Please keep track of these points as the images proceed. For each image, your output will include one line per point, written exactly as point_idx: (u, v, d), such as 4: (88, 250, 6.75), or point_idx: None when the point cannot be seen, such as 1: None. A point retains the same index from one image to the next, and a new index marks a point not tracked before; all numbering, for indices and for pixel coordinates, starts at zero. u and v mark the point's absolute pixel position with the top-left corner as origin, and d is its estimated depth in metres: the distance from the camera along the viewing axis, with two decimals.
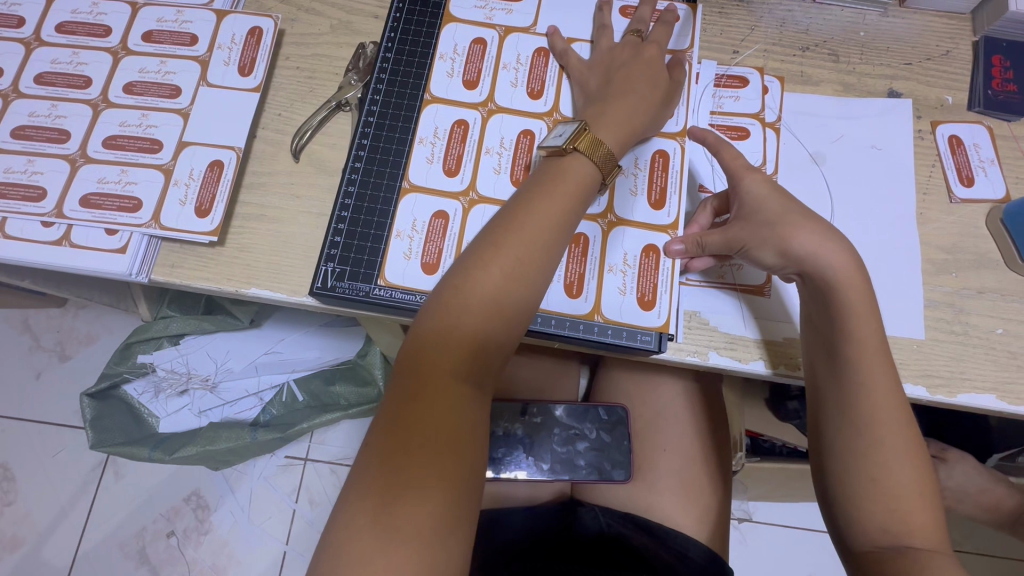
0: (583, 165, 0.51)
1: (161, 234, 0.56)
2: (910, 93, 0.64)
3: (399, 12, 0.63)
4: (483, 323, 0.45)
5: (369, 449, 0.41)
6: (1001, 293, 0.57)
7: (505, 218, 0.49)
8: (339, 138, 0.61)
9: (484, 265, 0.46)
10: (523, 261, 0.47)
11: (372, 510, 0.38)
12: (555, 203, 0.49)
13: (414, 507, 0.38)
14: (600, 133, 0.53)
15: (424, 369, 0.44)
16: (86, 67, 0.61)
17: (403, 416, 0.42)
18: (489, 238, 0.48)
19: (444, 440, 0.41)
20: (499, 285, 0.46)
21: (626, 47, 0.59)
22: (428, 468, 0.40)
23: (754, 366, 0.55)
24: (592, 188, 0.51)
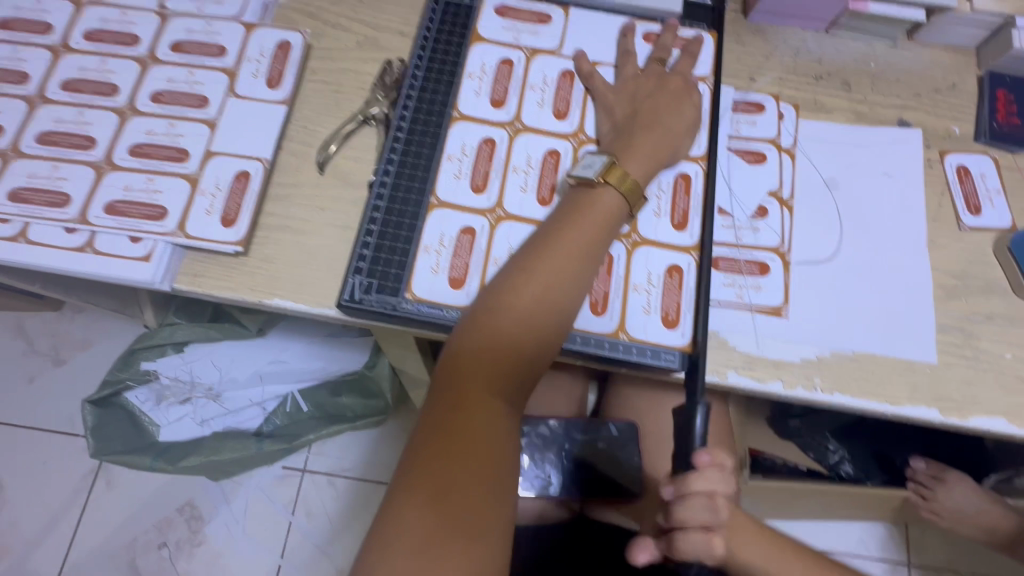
0: (613, 198, 0.53)
1: (186, 243, 0.56)
2: (919, 123, 0.66)
3: (428, 31, 0.65)
4: (518, 346, 0.47)
5: (410, 458, 0.43)
6: (1010, 319, 0.59)
7: (536, 243, 0.51)
8: (364, 152, 0.62)
9: (516, 288, 0.48)
10: (553, 285, 0.48)
11: (414, 512, 0.40)
12: (586, 229, 0.51)
13: (454, 515, 0.40)
14: (628, 164, 0.55)
15: (463, 384, 0.45)
16: (113, 75, 0.61)
17: (443, 429, 0.44)
18: (520, 263, 0.50)
19: (486, 451, 0.43)
20: (533, 310, 0.47)
21: (650, 77, 0.61)
22: (471, 471, 0.42)
23: (773, 386, 0.56)
24: (622, 215, 0.53)
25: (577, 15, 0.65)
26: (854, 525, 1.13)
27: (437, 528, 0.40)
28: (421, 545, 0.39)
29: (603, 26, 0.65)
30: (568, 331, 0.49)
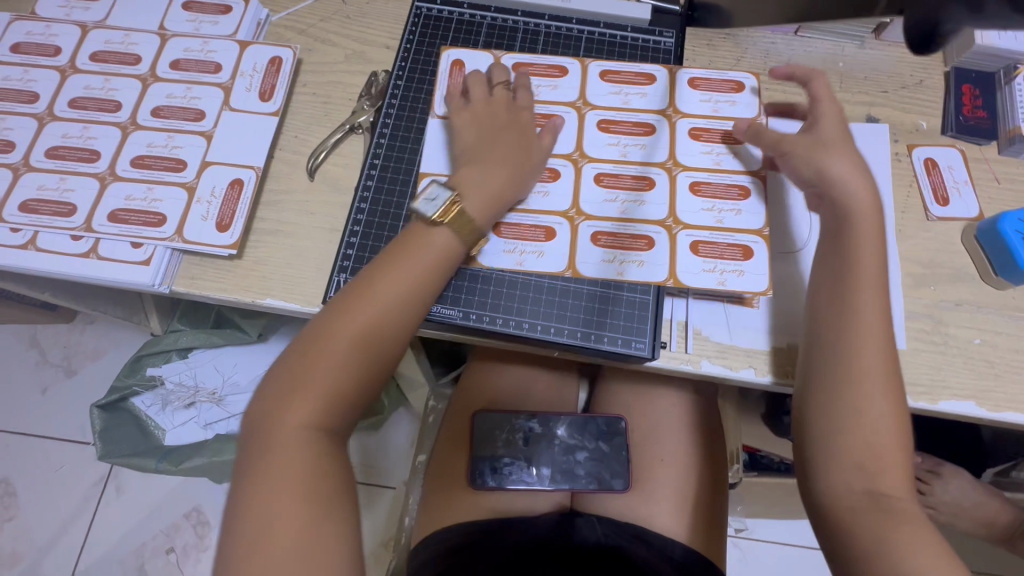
0: (437, 237, 0.54)
1: (184, 247, 0.59)
2: (887, 119, 0.68)
3: (409, 43, 0.69)
4: (314, 375, 0.49)
5: (234, 485, 0.46)
6: (978, 305, 0.61)
7: (360, 280, 0.52)
8: (351, 159, 0.65)
9: (337, 322, 0.50)
10: (370, 323, 0.50)
11: (252, 530, 0.43)
12: (406, 269, 0.52)
13: (276, 534, 0.42)
14: (468, 203, 0.55)
15: (269, 419, 0.47)
16: (116, 93, 0.65)
17: (257, 457, 0.46)
18: (347, 290, 0.52)
19: (302, 448, 0.46)
20: (329, 344, 0.49)
21: (500, 104, 0.62)
22: (301, 462, 0.46)
23: (745, 373, 0.58)
24: (456, 253, 0.55)
25: (551, 28, 0.70)
26: None
27: (279, 539, 0.42)
28: (259, 556, 0.42)
29: (577, 38, 0.69)
30: (316, 367, 0.49)
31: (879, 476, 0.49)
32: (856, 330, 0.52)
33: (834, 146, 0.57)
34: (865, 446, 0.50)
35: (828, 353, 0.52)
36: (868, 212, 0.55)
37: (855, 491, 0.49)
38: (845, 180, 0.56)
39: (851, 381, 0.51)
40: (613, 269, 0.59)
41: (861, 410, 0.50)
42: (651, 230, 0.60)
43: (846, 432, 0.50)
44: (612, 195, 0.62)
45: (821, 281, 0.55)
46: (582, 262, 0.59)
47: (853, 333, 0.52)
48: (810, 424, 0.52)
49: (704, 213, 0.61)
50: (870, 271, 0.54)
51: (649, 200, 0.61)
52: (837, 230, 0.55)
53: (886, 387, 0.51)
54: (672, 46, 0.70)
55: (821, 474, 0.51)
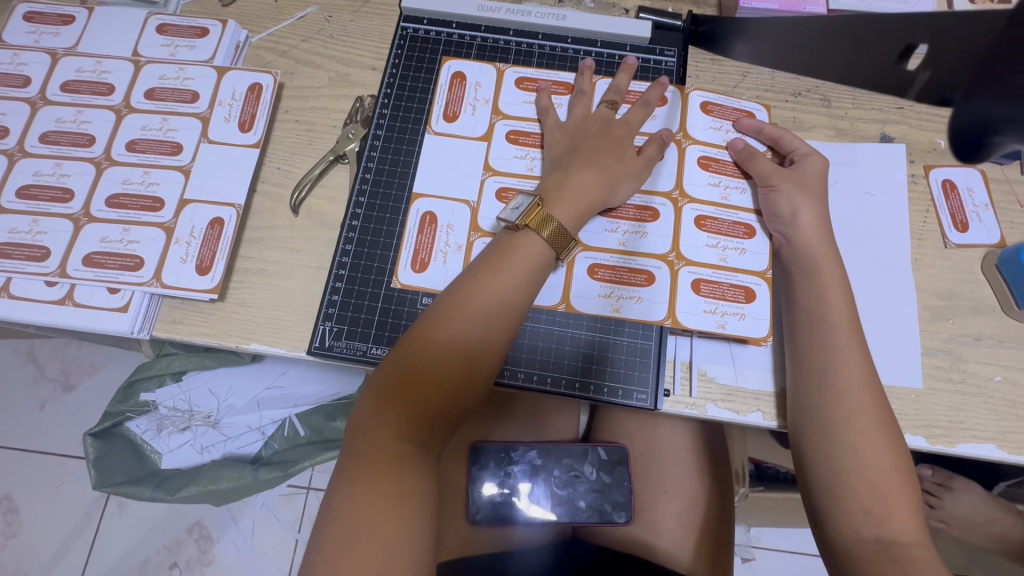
0: (533, 242, 0.51)
1: (163, 292, 0.57)
2: (902, 138, 0.65)
3: (396, 67, 0.65)
4: (437, 386, 0.46)
5: (328, 489, 0.43)
6: (999, 340, 0.57)
7: (455, 287, 0.50)
8: (336, 192, 0.62)
9: (432, 332, 0.47)
10: (472, 334, 0.48)
11: (339, 533, 0.40)
12: (504, 276, 0.49)
13: (357, 540, 0.39)
14: (555, 209, 0.52)
15: (367, 425, 0.45)
16: (90, 126, 0.62)
17: (350, 464, 0.44)
18: (447, 297, 0.49)
19: (392, 485, 0.42)
20: (429, 354, 0.47)
21: (598, 120, 0.59)
22: (396, 501, 0.42)
23: (753, 417, 0.55)
24: (547, 260, 0.51)
25: (545, 48, 0.65)
26: None
27: (365, 550, 0.39)
28: (346, 564, 0.38)
29: (574, 57, 0.65)
30: (484, 380, 0.48)
31: (888, 520, 0.46)
32: (835, 367, 0.50)
33: (804, 186, 0.57)
34: (869, 488, 0.47)
35: (806, 391, 0.51)
36: (827, 252, 0.55)
37: (865, 538, 0.46)
38: (806, 218, 0.56)
39: (836, 419, 0.49)
40: (611, 306, 0.56)
41: (861, 448, 0.48)
42: (651, 265, 0.57)
43: (844, 474, 0.48)
44: (612, 224, 0.58)
45: (795, 318, 0.54)
46: (577, 296, 0.56)
47: (830, 370, 0.51)
48: (810, 467, 0.50)
49: (708, 249, 0.58)
50: (833, 300, 0.53)
51: (651, 232, 0.58)
52: (802, 266, 0.55)
53: (880, 424, 0.49)
54: (674, 65, 0.66)
55: (828, 519, 0.48)
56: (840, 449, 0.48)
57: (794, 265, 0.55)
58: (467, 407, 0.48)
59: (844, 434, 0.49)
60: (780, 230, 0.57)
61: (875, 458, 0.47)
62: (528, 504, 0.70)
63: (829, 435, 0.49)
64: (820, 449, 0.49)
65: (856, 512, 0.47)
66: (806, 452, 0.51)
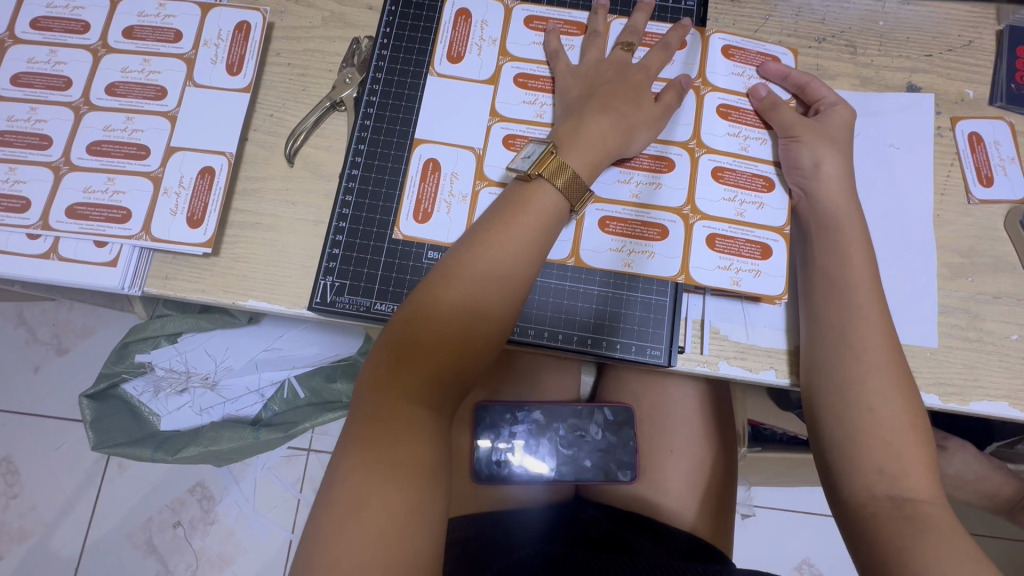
0: (547, 195, 0.48)
1: (153, 246, 0.54)
2: (930, 87, 0.61)
3: (395, 5, 0.60)
4: (446, 346, 0.44)
5: (335, 451, 0.42)
6: (1017, 298, 0.56)
7: (464, 244, 0.47)
8: (334, 140, 0.58)
9: (440, 290, 0.45)
10: (482, 292, 0.45)
11: (350, 496, 0.39)
12: (517, 232, 0.47)
13: (370, 501, 0.39)
14: (570, 156, 0.50)
15: (376, 386, 0.43)
16: (65, 67, 0.58)
17: (359, 427, 0.42)
18: (456, 253, 0.47)
19: (401, 449, 0.41)
20: (438, 313, 0.45)
21: (614, 64, 0.55)
22: (405, 464, 0.41)
23: (766, 375, 0.54)
24: (562, 215, 0.49)
25: None
26: None
27: (376, 514, 0.38)
28: (356, 527, 0.38)
29: None
30: (495, 341, 0.46)
31: (902, 478, 0.45)
32: (850, 328, 0.49)
33: (827, 136, 0.54)
34: (883, 447, 0.46)
35: (822, 353, 0.50)
36: (850, 209, 0.52)
37: (878, 497, 0.45)
38: (830, 174, 0.53)
39: (849, 379, 0.48)
40: (622, 261, 0.54)
41: (877, 409, 0.47)
42: (665, 218, 0.55)
43: (860, 435, 0.47)
44: (625, 176, 0.55)
45: (811, 276, 0.52)
46: (588, 250, 0.54)
47: (841, 330, 0.49)
48: (823, 426, 0.49)
49: (725, 203, 0.55)
50: (851, 257, 0.51)
51: (666, 184, 0.56)
52: (821, 223, 0.53)
53: (897, 383, 0.48)
54: (694, 5, 0.61)
55: (842, 478, 0.47)
56: (856, 409, 0.47)
57: (812, 222, 0.53)
58: (477, 369, 0.46)
59: (859, 394, 0.48)
60: (800, 183, 0.54)
61: (893, 418, 0.47)
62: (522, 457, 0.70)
63: (845, 395, 0.48)
64: (839, 411, 0.48)
65: (870, 472, 0.46)
66: (819, 415, 0.50)
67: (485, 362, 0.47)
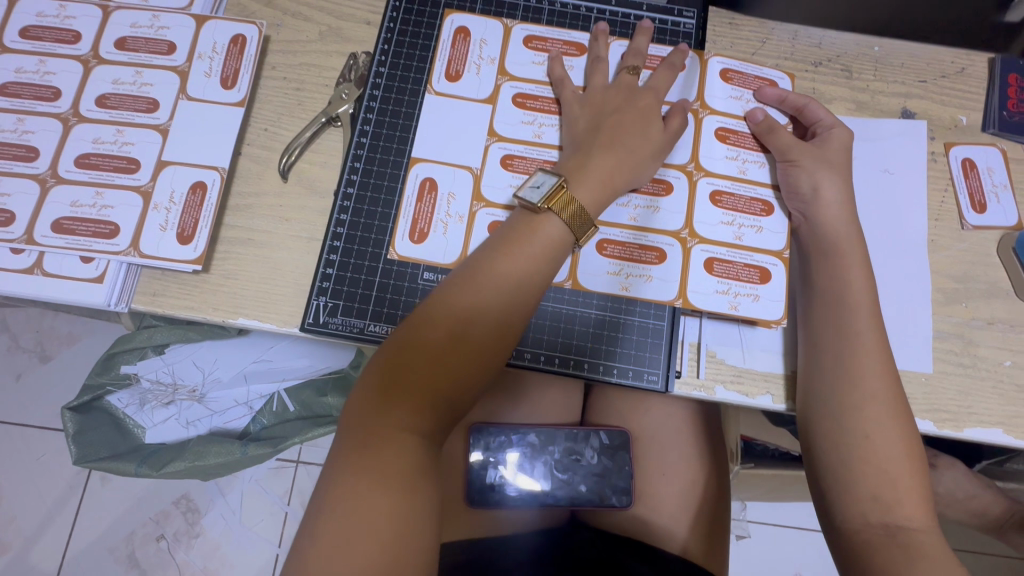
0: (552, 224, 0.48)
1: (142, 262, 0.53)
2: (924, 113, 0.62)
3: (394, 21, 0.60)
4: (443, 374, 0.43)
5: (323, 475, 0.41)
6: (1010, 324, 0.56)
7: (466, 269, 0.47)
8: (329, 157, 0.58)
9: (441, 316, 0.45)
10: (482, 319, 0.45)
11: (335, 528, 0.37)
12: (521, 260, 0.47)
13: (357, 529, 0.37)
14: (578, 189, 0.49)
15: (369, 410, 0.42)
16: (54, 77, 0.57)
17: (348, 453, 0.41)
18: (457, 279, 0.46)
19: (390, 479, 0.40)
20: (438, 340, 0.44)
21: (621, 91, 0.55)
22: (393, 494, 0.39)
23: (763, 401, 0.53)
24: (566, 245, 0.49)
25: (556, 5, 0.60)
26: None
27: (360, 547, 0.37)
28: (339, 562, 0.36)
29: (585, 16, 0.60)
30: (493, 370, 0.46)
31: (898, 506, 0.45)
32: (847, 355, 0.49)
33: (826, 160, 0.54)
34: (880, 476, 0.46)
35: (819, 378, 0.50)
36: (850, 236, 0.52)
37: (872, 524, 0.45)
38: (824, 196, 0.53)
39: (844, 405, 0.48)
40: (619, 284, 0.54)
41: (875, 436, 0.47)
42: (663, 242, 0.55)
43: (856, 462, 0.47)
44: (624, 199, 0.55)
45: (810, 301, 0.52)
46: (585, 273, 0.54)
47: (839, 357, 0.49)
48: (819, 452, 0.49)
49: (723, 226, 0.55)
50: (850, 283, 0.51)
51: (664, 207, 0.55)
52: (819, 248, 0.53)
53: (894, 412, 0.47)
54: (693, 28, 0.61)
55: (836, 504, 0.47)
56: (853, 436, 0.47)
57: (811, 247, 0.53)
58: (473, 397, 0.46)
59: (856, 421, 0.47)
60: (799, 209, 0.55)
61: (890, 446, 0.46)
62: (515, 471, 0.69)
63: (842, 421, 0.48)
64: (837, 438, 0.48)
65: (864, 499, 0.46)
66: (816, 442, 0.49)
67: (481, 390, 0.46)
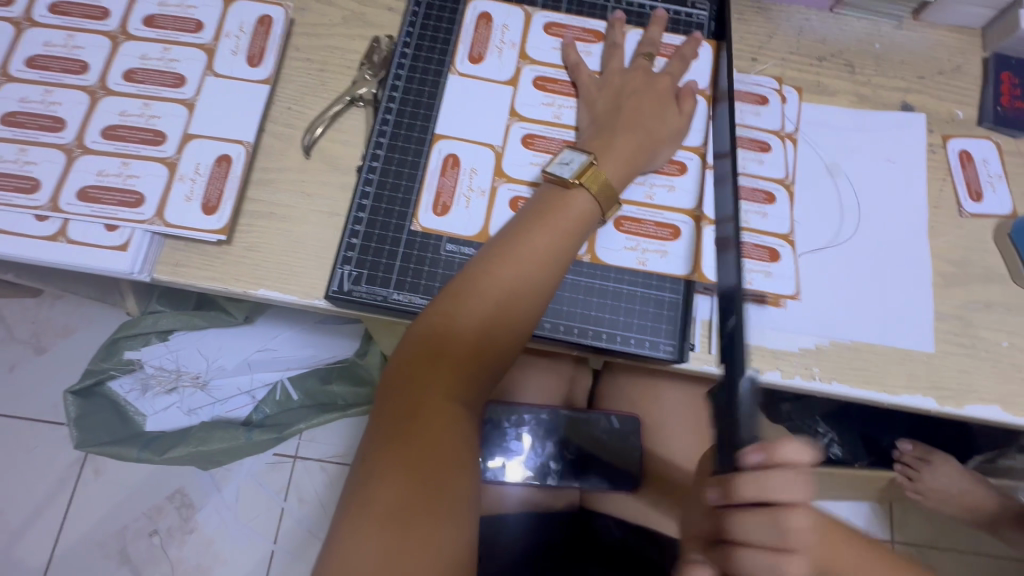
0: (584, 201, 0.50)
1: (165, 231, 0.53)
2: (922, 107, 0.65)
3: (418, 6, 0.62)
4: (483, 342, 0.45)
5: (366, 443, 0.42)
6: (1007, 307, 0.59)
7: (502, 242, 0.48)
8: (352, 135, 0.59)
9: (479, 287, 0.46)
10: (520, 291, 0.46)
11: (386, 491, 0.39)
12: (554, 235, 0.48)
13: (405, 496, 0.39)
14: (606, 166, 0.52)
15: (410, 379, 0.43)
16: (82, 51, 0.58)
17: (394, 419, 0.42)
18: (494, 251, 0.48)
19: (438, 445, 0.41)
20: (479, 309, 0.45)
21: (638, 75, 0.57)
22: (442, 458, 0.41)
23: (771, 376, 0.55)
24: (594, 220, 0.51)
25: None
26: (842, 505, 1.13)
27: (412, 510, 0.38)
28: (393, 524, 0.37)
29: (602, 6, 0.63)
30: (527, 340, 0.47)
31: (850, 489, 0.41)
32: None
33: None
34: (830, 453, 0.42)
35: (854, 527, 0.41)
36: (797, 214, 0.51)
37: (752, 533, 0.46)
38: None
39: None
40: (635, 259, 0.56)
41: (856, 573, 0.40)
42: (677, 218, 0.57)
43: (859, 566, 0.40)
44: (641, 178, 0.57)
45: None
46: (604, 248, 0.56)
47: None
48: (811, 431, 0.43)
49: None
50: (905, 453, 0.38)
51: (679, 186, 0.57)
52: None
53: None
54: (706, 19, 0.63)
55: None
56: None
57: None
58: (508, 366, 0.47)
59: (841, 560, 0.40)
60: None
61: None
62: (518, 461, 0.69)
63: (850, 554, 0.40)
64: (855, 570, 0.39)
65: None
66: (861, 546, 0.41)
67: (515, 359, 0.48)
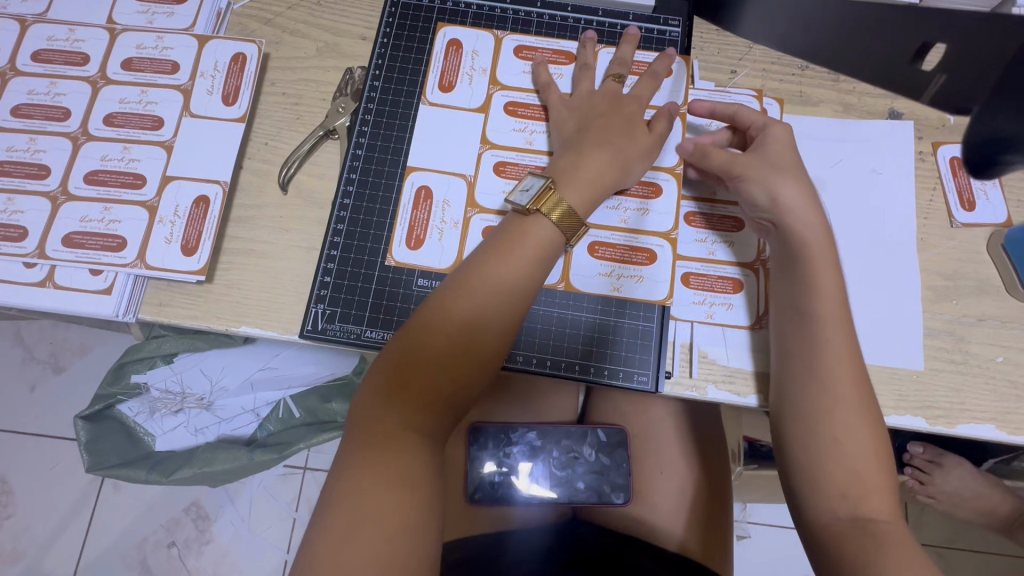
0: (546, 227, 0.49)
1: (148, 274, 0.55)
2: (911, 113, 0.62)
3: (387, 36, 0.62)
4: (441, 373, 0.45)
5: (330, 475, 0.42)
6: (1002, 321, 0.57)
7: (462, 272, 0.48)
8: (327, 168, 0.59)
9: (437, 319, 0.46)
10: (478, 320, 0.46)
11: (343, 523, 0.38)
12: (517, 263, 0.48)
13: (364, 529, 0.38)
14: (567, 192, 0.51)
15: (372, 411, 0.43)
16: (64, 98, 0.59)
17: (353, 453, 0.42)
18: (453, 281, 0.48)
19: (396, 478, 0.41)
20: (438, 341, 0.45)
21: (606, 96, 0.56)
22: (400, 489, 0.40)
23: (753, 400, 0.53)
24: (557, 248, 0.50)
25: (544, 17, 0.62)
26: None
27: (370, 543, 0.38)
28: (348, 561, 0.37)
29: (574, 27, 0.62)
30: (490, 368, 0.47)
31: (868, 503, 0.43)
32: (818, 332, 0.48)
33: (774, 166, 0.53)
34: (849, 475, 0.44)
35: (789, 438, 0.47)
36: (819, 238, 0.50)
37: (841, 518, 0.43)
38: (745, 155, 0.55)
39: (816, 406, 0.46)
40: (610, 285, 0.55)
41: (845, 443, 0.45)
42: (653, 243, 0.56)
43: (825, 466, 0.45)
44: (614, 203, 0.57)
45: (787, 365, 0.49)
46: (577, 275, 0.55)
47: (811, 309, 0.48)
48: (789, 451, 0.47)
49: (697, 243, 0.58)
50: (829, 459, 0.45)
51: (654, 209, 0.57)
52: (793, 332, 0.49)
53: (863, 406, 0.46)
54: (678, 36, 0.63)
55: (807, 498, 0.45)
56: (828, 451, 0.45)
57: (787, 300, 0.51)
58: (472, 397, 0.47)
59: (824, 464, 0.45)
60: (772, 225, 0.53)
61: (859, 459, 0.44)
62: (528, 483, 0.69)
63: (827, 456, 0.45)
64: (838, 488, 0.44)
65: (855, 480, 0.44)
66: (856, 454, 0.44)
67: (480, 389, 0.47)
